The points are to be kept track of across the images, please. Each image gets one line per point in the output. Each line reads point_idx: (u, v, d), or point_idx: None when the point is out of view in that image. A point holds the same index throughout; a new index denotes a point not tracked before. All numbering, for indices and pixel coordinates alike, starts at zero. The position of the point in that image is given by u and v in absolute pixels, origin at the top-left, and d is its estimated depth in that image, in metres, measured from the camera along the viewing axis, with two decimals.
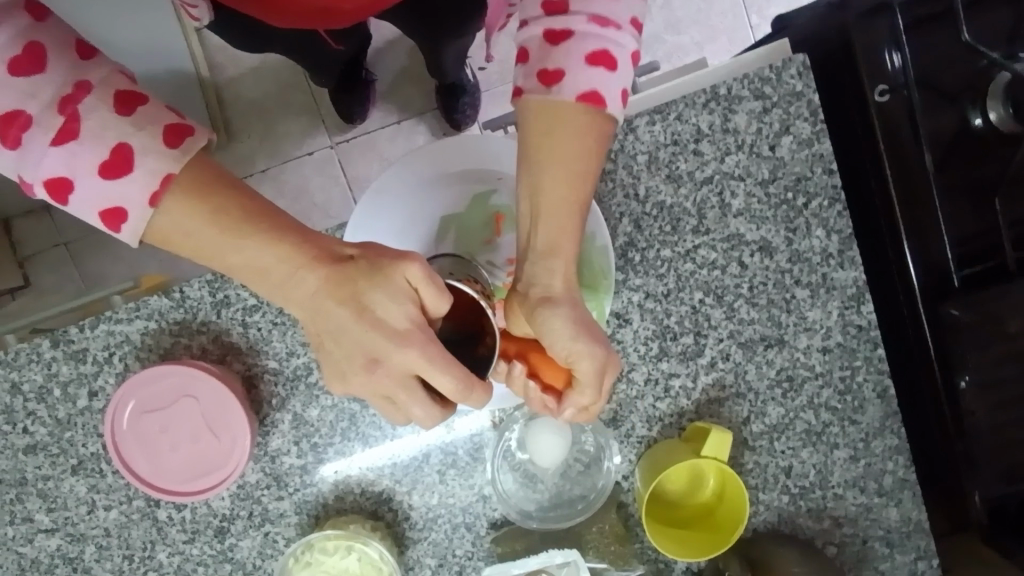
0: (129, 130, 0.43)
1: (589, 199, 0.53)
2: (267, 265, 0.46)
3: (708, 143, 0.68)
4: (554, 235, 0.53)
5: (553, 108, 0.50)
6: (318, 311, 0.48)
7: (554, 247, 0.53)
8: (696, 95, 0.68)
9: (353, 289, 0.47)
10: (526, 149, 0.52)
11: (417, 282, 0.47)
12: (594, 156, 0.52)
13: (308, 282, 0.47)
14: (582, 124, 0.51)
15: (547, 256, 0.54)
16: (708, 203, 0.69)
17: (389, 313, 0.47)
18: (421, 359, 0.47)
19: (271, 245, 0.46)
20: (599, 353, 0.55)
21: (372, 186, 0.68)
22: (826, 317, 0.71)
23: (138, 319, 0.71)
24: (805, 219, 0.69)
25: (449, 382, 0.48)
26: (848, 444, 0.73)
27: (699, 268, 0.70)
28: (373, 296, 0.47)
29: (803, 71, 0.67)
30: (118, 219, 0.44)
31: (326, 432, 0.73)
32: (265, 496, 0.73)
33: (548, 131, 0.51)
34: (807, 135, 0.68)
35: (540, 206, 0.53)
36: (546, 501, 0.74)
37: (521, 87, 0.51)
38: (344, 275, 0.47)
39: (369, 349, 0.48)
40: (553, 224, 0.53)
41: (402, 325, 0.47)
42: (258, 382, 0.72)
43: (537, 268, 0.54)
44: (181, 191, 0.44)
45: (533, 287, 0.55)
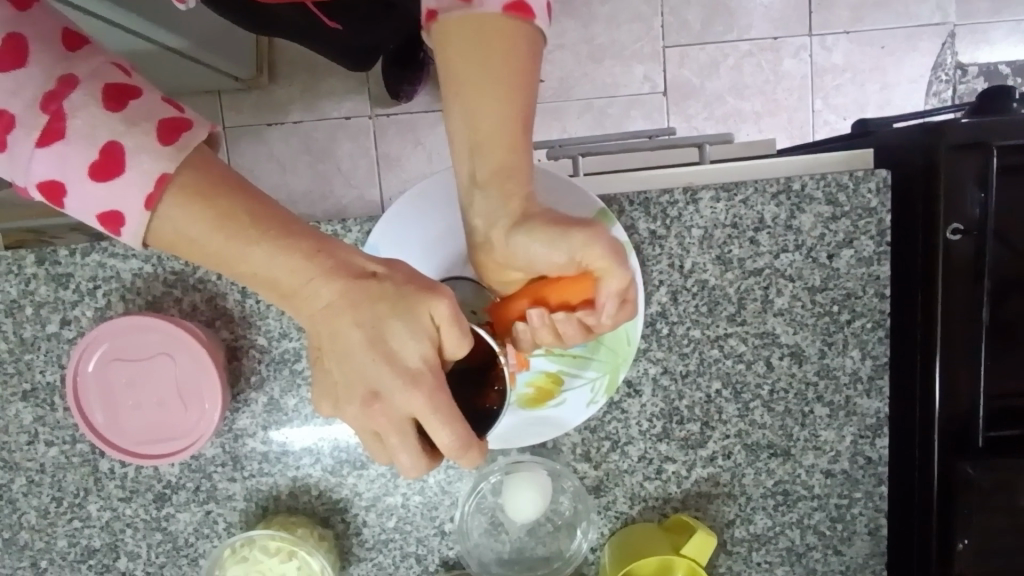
0: (120, 128, 0.42)
1: (527, 117, 0.49)
2: (276, 276, 0.43)
3: (767, 234, 0.65)
4: (501, 160, 0.49)
5: (471, 24, 0.47)
6: (330, 329, 0.44)
7: (506, 172, 0.49)
8: (769, 183, 0.64)
9: (371, 310, 0.43)
10: (451, 75, 0.48)
11: (443, 320, 0.43)
12: (526, 69, 0.48)
13: (322, 294, 0.43)
14: (508, 36, 0.47)
15: (497, 185, 0.50)
16: (751, 294, 0.66)
17: (404, 349, 0.43)
18: (426, 406, 0.44)
19: (278, 252, 0.42)
20: (599, 232, 0.49)
21: (410, 192, 0.64)
22: (838, 441, 0.68)
23: (134, 258, 0.66)
24: (844, 336, 0.66)
25: (447, 437, 0.45)
26: (825, 572, 0.70)
27: (724, 358, 0.67)
28: (393, 326, 0.43)
29: (883, 187, 0.64)
30: (117, 223, 0.43)
31: (297, 424, 0.68)
32: (217, 474, 0.69)
33: (472, 46, 0.47)
34: (869, 253, 0.65)
35: (480, 137, 0.49)
36: (506, 554, 0.70)
37: (435, 10, 0.48)
38: (359, 292, 0.43)
39: (371, 382, 0.44)
40: (497, 148, 0.49)
41: (414, 364, 0.44)
42: (242, 355, 0.67)
43: (490, 201, 0.50)
44: (181, 192, 0.42)
45: (495, 227, 0.51)
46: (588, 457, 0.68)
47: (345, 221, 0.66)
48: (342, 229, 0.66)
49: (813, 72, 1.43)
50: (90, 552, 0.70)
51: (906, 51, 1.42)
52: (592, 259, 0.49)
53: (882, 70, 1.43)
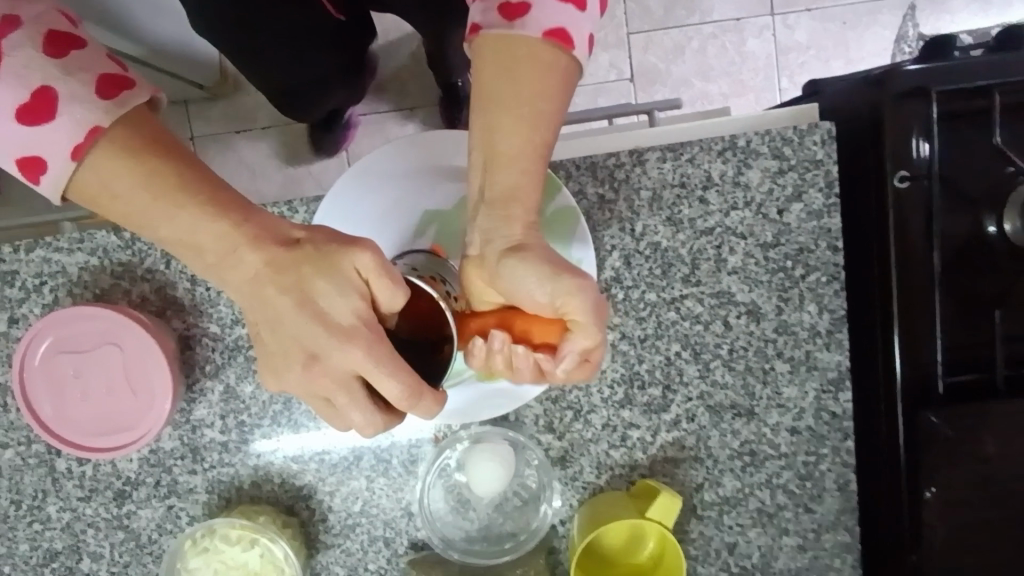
0: (56, 73, 0.41)
1: (550, 148, 0.47)
2: (201, 237, 0.42)
3: (716, 193, 0.65)
4: (513, 184, 0.47)
5: (513, 46, 0.43)
6: (255, 295, 0.44)
7: (515, 197, 0.47)
8: (714, 141, 0.64)
9: (295, 275, 0.43)
10: (477, 94, 0.45)
11: (369, 273, 0.43)
12: (559, 99, 0.45)
13: (246, 262, 0.43)
14: (546, 65, 0.44)
15: (502, 207, 0.48)
16: (705, 253, 0.65)
17: (333, 306, 0.43)
18: (365, 360, 0.43)
19: (202, 216, 0.42)
20: (588, 286, 0.49)
21: (353, 168, 0.63)
22: (801, 397, 0.68)
23: (79, 252, 0.65)
24: (799, 291, 0.66)
25: (395, 389, 0.44)
26: (798, 531, 0.69)
27: (681, 319, 0.66)
28: (320, 285, 0.43)
29: (828, 139, 0.64)
30: (38, 169, 0.42)
31: (256, 412, 0.67)
32: (177, 467, 0.68)
33: (508, 68, 0.44)
34: (818, 206, 0.65)
35: (495, 158, 0.46)
36: (473, 531, 0.68)
37: (478, 23, 0.44)
38: (284, 260, 0.43)
39: (307, 344, 0.44)
40: (512, 172, 0.46)
41: (347, 321, 0.43)
42: (194, 344, 0.66)
43: (494, 221, 0.48)
44: (110, 146, 0.41)
45: (490, 247, 0.49)
46: (552, 428, 0.67)
47: (292, 201, 0.65)
48: (288, 210, 0.65)
49: (777, 51, 1.44)
50: (52, 555, 0.69)
51: (867, 25, 1.43)
52: (571, 310, 0.49)
53: (846, 46, 1.44)
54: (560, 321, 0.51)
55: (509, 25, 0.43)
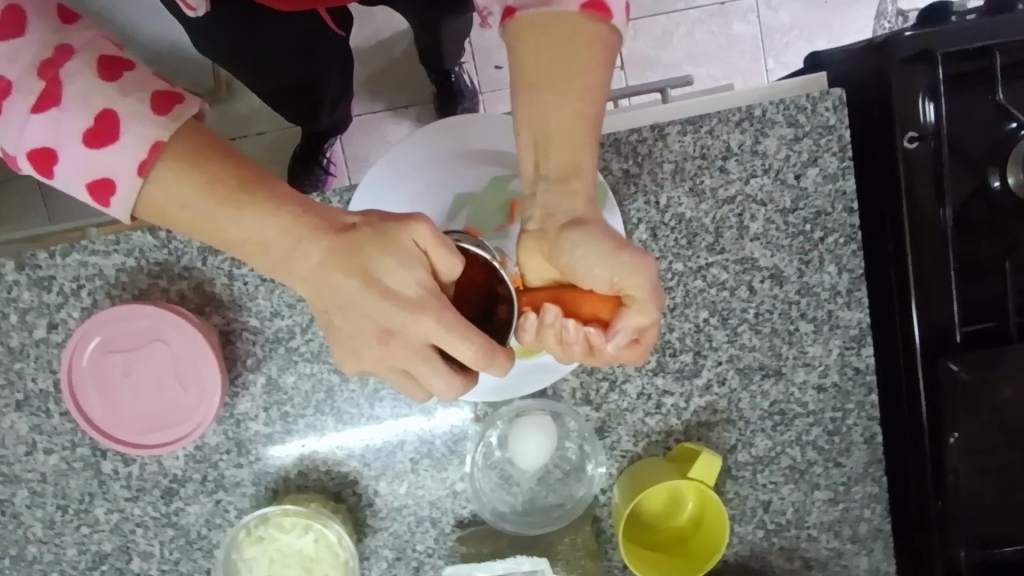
0: (114, 95, 0.43)
1: (597, 119, 0.50)
2: (267, 237, 0.45)
3: (735, 162, 0.67)
4: (568, 157, 0.51)
5: (551, 22, 0.48)
6: (322, 283, 0.46)
7: (575, 170, 0.51)
8: (731, 112, 0.66)
9: (358, 258, 0.45)
10: (525, 73, 0.49)
11: (427, 245, 0.46)
12: (599, 68, 0.49)
13: (309, 254, 0.45)
14: (584, 37, 0.48)
15: (564, 180, 0.51)
16: (728, 222, 0.68)
17: (398, 281, 0.45)
18: (437, 326, 0.45)
19: (265, 214, 0.44)
20: (650, 263, 0.52)
21: (383, 158, 0.65)
22: (825, 355, 0.70)
23: (116, 253, 0.65)
24: (819, 253, 0.69)
25: (468, 350, 0.46)
26: (829, 486, 0.72)
27: (708, 287, 0.69)
28: (384, 264, 0.45)
29: (839, 104, 0.66)
30: (108, 191, 0.44)
31: (298, 403, 0.68)
32: (223, 461, 0.69)
33: (549, 45, 0.48)
34: (833, 169, 0.67)
35: (550, 135, 0.50)
36: (520, 505, 0.70)
37: (513, 6, 0.48)
38: (345, 246, 0.45)
39: (380, 320, 0.46)
40: (568, 143, 0.50)
41: (413, 292, 0.45)
42: (235, 338, 0.67)
43: (556, 195, 0.51)
44: (172, 160, 0.43)
45: (551, 221, 0.52)
46: (589, 400, 0.70)
47: (325, 192, 0.67)
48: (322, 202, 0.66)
49: (763, 33, 1.47)
50: (102, 557, 0.69)
51: (848, 4, 1.48)
52: (631, 284, 0.51)
53: (829, 25, 1.48)
54: (615, 297, 0.53)
55: (546, 3, 0.47)
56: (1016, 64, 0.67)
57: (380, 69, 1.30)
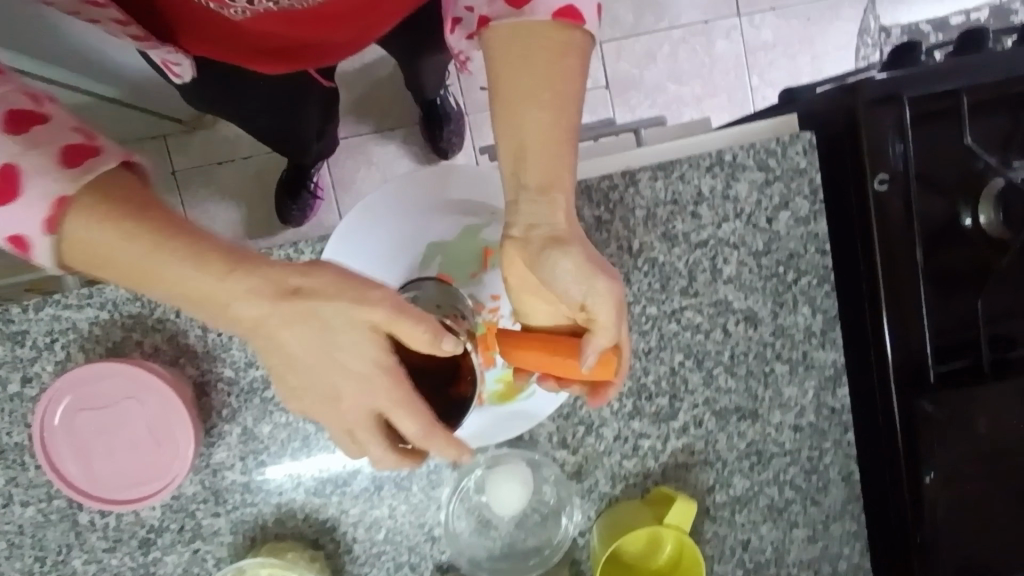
0: (15, 150, 0.38)
1: (575, 126, 0.50)
2: (198, 290, 0.43)
3: (707, 207, 0.67)
4: (546, 166, 0.50)
5: (523, 32, 0.48)
6: (267, 340, 0.46)
7: (550, 182, 0.50)
8: (702, 157, 0.66)
9: (307, 325, 0.45)
10: (499, 82, 0.49)
11: (385, 322, 0.46)
12: (575, 76, 0.49)
13: (248, 313, 0.44)
14: (558, 46, 0.48)
15: (542, 190, 0.50)
16: (701, 266, 0.68)
17: (352, 357, 0.47)
18: (389, 404, 0.48)
19: (194, 272, 0.42)
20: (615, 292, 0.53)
21: (362, 202, 0.64)
22: (801, 396, 0.71)
23: (89, 307, 0.65)
24: (793, 294, 0.69)
25: (412, 427, 0.49)
26: (807, 524, 0.72)
27: (683, 330, 0.69)
28: (336, 338, 0.46)
29: (809, 148, 0.67)
30: (20, 248, 0.40)
31: (275, 451, 0.68)
32: (200, 511, 0.69)
33: (524, 56, 0.48)
34: (805, 213, 0.68)
35: (526, 144, 0.50)
36: (497, 549, 0.71)
37: (487, 16, 0.48)
38: (287, 309, 0.44)
39: (330, 388, 0.48)
40: (544, 159, 0.50)
41: (367, 370, 0.47)
42: (210, 390, 0.67)
43: (535, 207, 0.51)
44: (80, 211, 0.40)
45: (534, 234, 0.52)
46: (565, 444, 0.70)
47: (297, 243, 0.64)
48: (293, 252, 0.64)
49: (745, 50, 1.48)
50: None
51: (830, 21, 1.49)
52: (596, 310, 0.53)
53: (811, 41, 1.49)
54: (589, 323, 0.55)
55: (519, 11, 0.47)
56: (984, 103, 0.67)
57: (363, 97, 1.30)
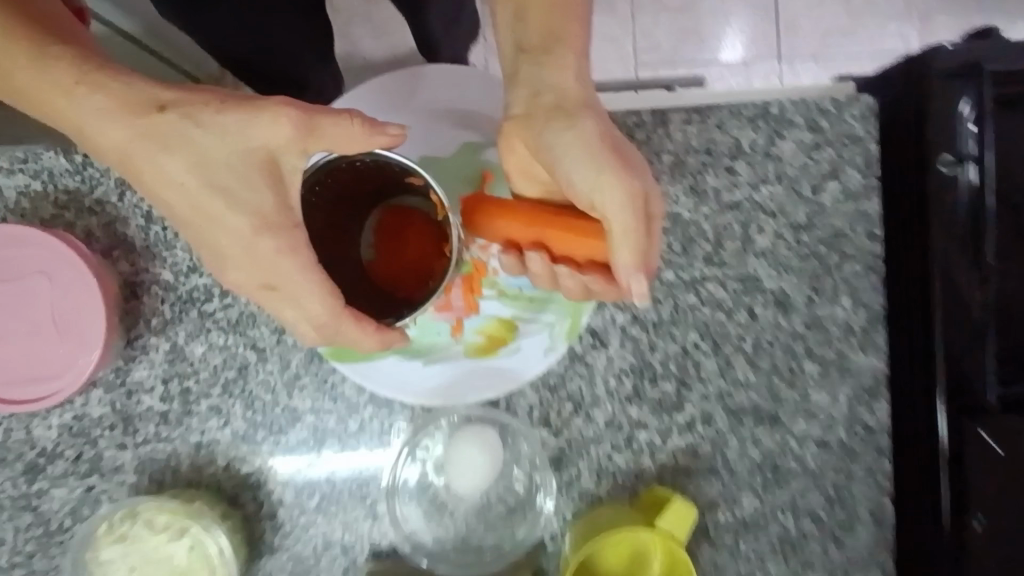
0: None
1: None
2: (47, 100, 0.36)
3: (744, 163, 0.58)
4: (550, 21, 0.43)
5: None
6: (137, 168, 0.38)
7: (557, 36, 0.44)
8: (744, 106, 0.58)
9: (185, 146, 0.37)
10: None
11: (281, 145, 0.38)
12: None
13: (111, 132, 0.37)
14: None
15: (549, 48, 0.44)
16: (730, 231, 0.58)
17: (245, 192, 0.38)
18: (289, 262, 0.39)
19: (53, 75, 0.36)
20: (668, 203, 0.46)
21: (352, 92, 0.57)
22: (832, 404, 0.60)
23: (21, 174, 0.56)
24: (833, 281, 0.59)
25: (319, 303, 0.40)
26: (826, 567, 0.59)
27: (701, 304, 0.58)
28: (223, 168, 0.38)
29: (867, 113, 0.58)
30: None
31: (204, 380, 0.58)
32: (103, 439, 0.57)
33: None
34: (855, 186, 0.59)
35: None
36: (449, 541, 0.59)
37: None
38: (159, 129, 0.37)
39: (220, 240, 0.39)
40: (549, 9, 0.43)
41: (263, 212, 0.38)
42: (142, 292, 0.57)
43: (539, 69, 0.44)
44: None
45: (536, 103, 0.44)
46: (547, 422, 0.58)
47: None
48: None
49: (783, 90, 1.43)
50: None
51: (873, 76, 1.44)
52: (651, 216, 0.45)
53: None
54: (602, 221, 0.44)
55: None
56: None
57: None
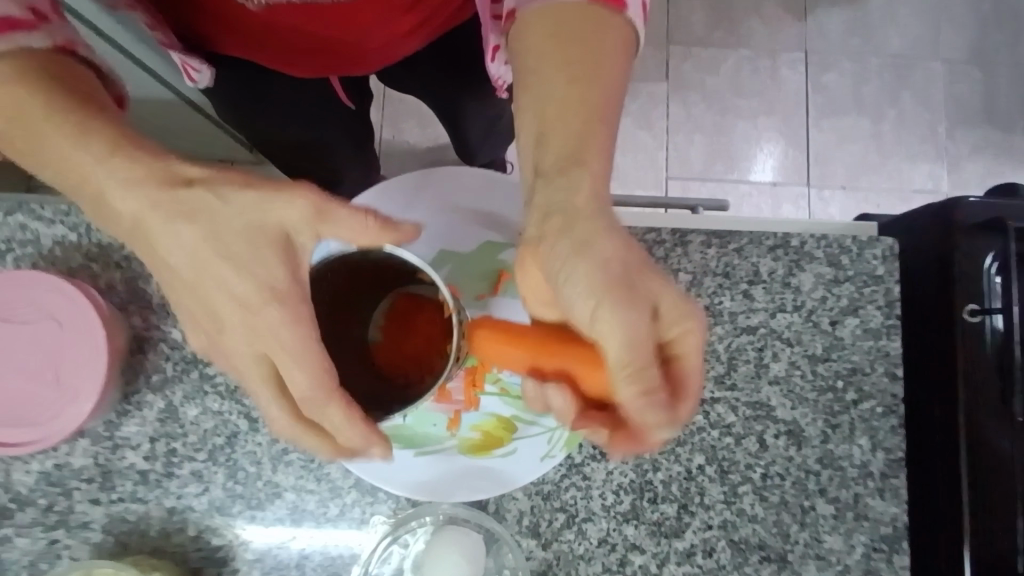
0: None
1: (612, 103, 0.39)
2: (76, 169, 0.39)
3: (762, 290, 0.58)
4: (570, 146, 0.38)
5: (554, 11, 0.40)
6: (150, 236, 0.39)
7: (578, 158, 0.38)
8: (765, 235, 0.59)
9: (199, 223, 0.38)
10: (527, 59, 0.41)
11: (294, 225, 0.38)
12: (615, 56, 0.40)
13: (129, 201, 0.38)
14: (596, 18, 0.40)
15: (567, 170, 0.38)
16: (744, 355, 0.57)
17: (248, 271, 0.39)
18: (278, 336, 0.40)
19: (85, 146, 0.39)
20: (702, 320, 0.40)
21: (381, 183, 0.57)
22: (846, 551, 0.55)
23: (60, 225, 0.59)
24: (850, 419, 0.57)
25: (303, 381, 0.40)
26: None
27: (709, 427, 0.56)
28: (231, 246, 0.39)
29: (888, 255, 0.59)
30: None
31: (191, 443, 0.56)
32: (78, 492, 0.56)
33: (554, 34, 0.40)
34: (876, 325, 0.58)
35: (549, 123, 0.39)
36: None
37: (516, 8, 0.42)
38: (174, 202, 0.38)
39: (216, 312, 0.40)
40: (570, 135, 0.38)
41: (262, 291, 0.39)
42: (148, 348, 0.57)
43: (551, 192, 0.38)
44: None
45: (544, 225, 0.38)
46: (536, 532, 0.55)
47: None
48: None
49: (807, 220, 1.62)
50: None
51: None
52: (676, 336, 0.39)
53: None
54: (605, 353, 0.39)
55: None
56: None
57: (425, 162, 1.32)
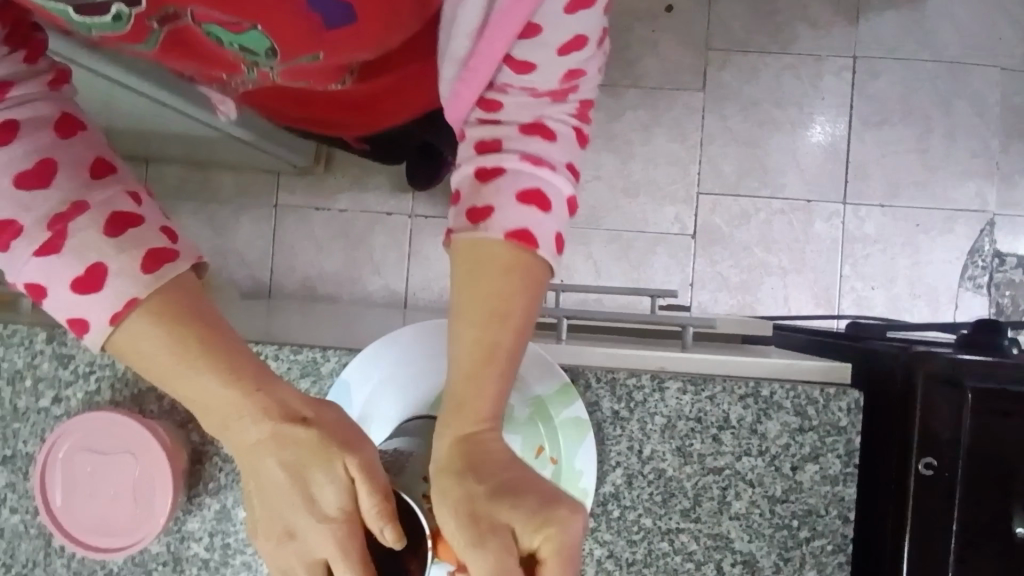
0: (109, 252, 0.43)
1: (511, 345, 0.49)
2: (210, 403, 0.43)
3: (730, 435, 0.64)
4: (469, 383, 0.49)
5: (479, 245, 0.49)
6: (256, 463, 0.43)
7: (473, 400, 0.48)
8: (737, 384, 0.65)
9: (295, 458, 0.43)
10: (454, 290, 0.50)
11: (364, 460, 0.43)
12: (523, 298, 0.49)
13: (248, 432, 0.43)
14: (511, 265, 0.49)
15: (459, 406, 0.49)
16: (709, 492, 0.64)
17: (321, 496, 0.43)
18: (334, 550, 0.43)
19: (223, 384, 0.43)
20: (556, 528, 0.44)
21: (394, 332, 0.67)
22: None
23: None
24: (801, 553, 0.64)
25: None
26: None
27: (672, 552, 0.64)
28: (315, 475, 0.43)
29: (854, 408, 0.63)
30: (81, 327, 0.43)
31: (242, 538, 0.69)
32: (156, 571, 0.69)
33: (473, 272, 0.49)
34: (835, 472, 0.64)
35: (458, 358, 0.49)
36: None
37: (451, 229, 0.51)
38: (286, 438, 0.43)
39: (287, 523, 0.43)
40: (471, 375, 0.49)
41: (331, 512, 0.43)
42: (205, 460, 0.69)
43: (446, 423, 0.49)
44: (147, 315, 0.43)
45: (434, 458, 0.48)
46: None
47: (326, 349, 0.68)
48: (321, 356, 0.68)
49: (843, 237, 1.45)
50: None
51: (944, 232, 1.44)
52: (543, 551, 0.44)
53: (915, 247, 1.44)
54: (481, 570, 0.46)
55: (474, 229, 0.49)
56: None
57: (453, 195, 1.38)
